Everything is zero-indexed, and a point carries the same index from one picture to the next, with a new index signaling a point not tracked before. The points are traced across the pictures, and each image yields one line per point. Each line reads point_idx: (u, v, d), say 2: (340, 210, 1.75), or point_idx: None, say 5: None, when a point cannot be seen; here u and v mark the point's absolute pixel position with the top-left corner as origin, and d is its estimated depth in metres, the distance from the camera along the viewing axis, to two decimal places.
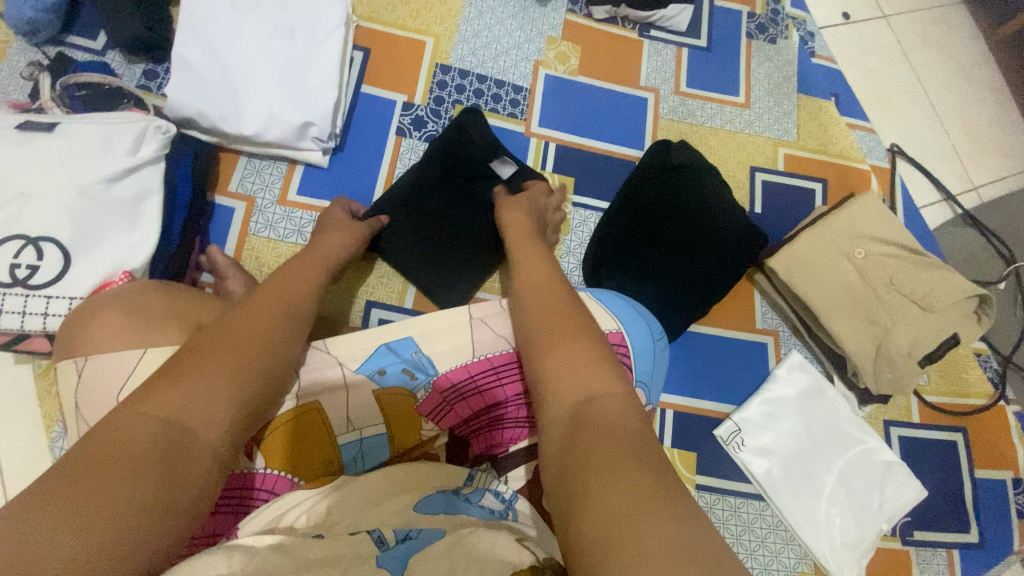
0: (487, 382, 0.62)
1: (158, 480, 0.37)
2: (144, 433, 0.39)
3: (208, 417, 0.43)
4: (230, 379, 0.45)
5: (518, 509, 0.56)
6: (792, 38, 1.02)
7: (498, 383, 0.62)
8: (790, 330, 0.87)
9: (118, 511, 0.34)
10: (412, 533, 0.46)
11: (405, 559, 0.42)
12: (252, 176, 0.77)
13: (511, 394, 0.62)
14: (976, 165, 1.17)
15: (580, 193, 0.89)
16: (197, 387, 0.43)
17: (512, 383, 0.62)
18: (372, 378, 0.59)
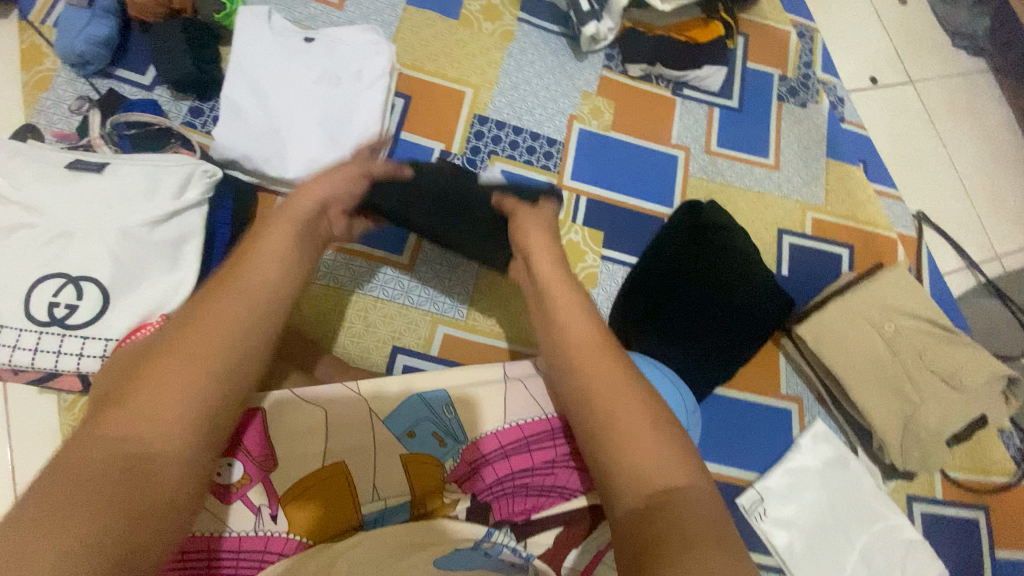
0: (519, 450, 0.61)
1: (113, 517, 0.33)
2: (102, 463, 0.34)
3: (169, 431, 0.37)
4: (197, 378, 0.39)
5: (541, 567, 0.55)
6: (823, 102, 1.04)
7: (531, 452, 0.61)
8: (814, 398, 0.86)
9: (61, 559, 0.30)
10: None
11: None
12: None
13: (543, 463, 0.61)
14: (1000, 233, 1.17)
15: (609, 246, 0.89)
16: (156, 399, 0.37)
17: (545, 452, 0.61)
18: (401, 442, 0.60)
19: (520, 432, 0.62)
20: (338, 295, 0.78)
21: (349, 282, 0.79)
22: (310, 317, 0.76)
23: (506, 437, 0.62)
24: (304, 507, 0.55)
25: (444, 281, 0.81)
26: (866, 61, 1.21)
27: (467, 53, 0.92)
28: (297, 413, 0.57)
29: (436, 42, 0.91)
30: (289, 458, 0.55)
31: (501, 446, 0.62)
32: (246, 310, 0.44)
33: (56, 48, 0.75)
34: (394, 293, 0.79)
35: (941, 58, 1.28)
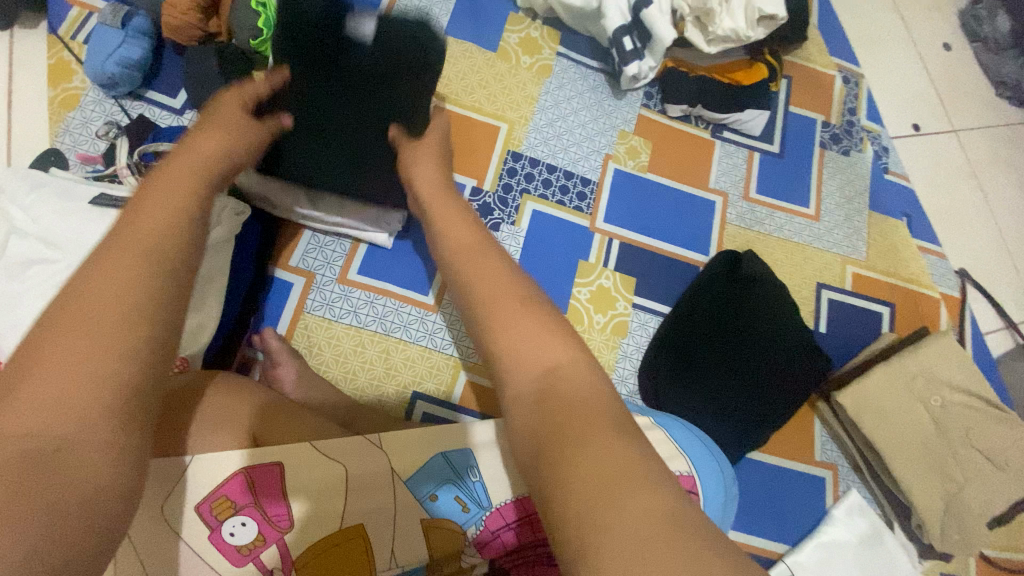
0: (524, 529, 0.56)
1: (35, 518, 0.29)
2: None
3: (82, 418, 0.33)
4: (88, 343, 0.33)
5: None
6: (866, 151, 1.00)
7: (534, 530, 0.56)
8: (850, 465, 0.82)
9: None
10: None
11: None
12: (315, 252, 0.75)
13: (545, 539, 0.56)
14: None
15: (641, 294, 0.85)
16: (60, 380, 0.33)
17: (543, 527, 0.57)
18: (422, 505, 0.54)
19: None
20: (360, 334, 0.74)
21: (372, 321, 0.74)
22: (330, 357, 0.72)
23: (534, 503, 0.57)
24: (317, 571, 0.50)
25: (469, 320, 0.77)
26: (909, 107, 1.18)
27: (503, 87, 0.90)
28: (312, 466, 0.52)
29: (473, 74, 0.89)
30: (305, 521, 0.51)
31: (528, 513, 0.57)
32: (157, 263, 0.39)
33: (87, 69, 0.74)
34: (418, 335, 0.75)
35: (985, 107, 1.24)
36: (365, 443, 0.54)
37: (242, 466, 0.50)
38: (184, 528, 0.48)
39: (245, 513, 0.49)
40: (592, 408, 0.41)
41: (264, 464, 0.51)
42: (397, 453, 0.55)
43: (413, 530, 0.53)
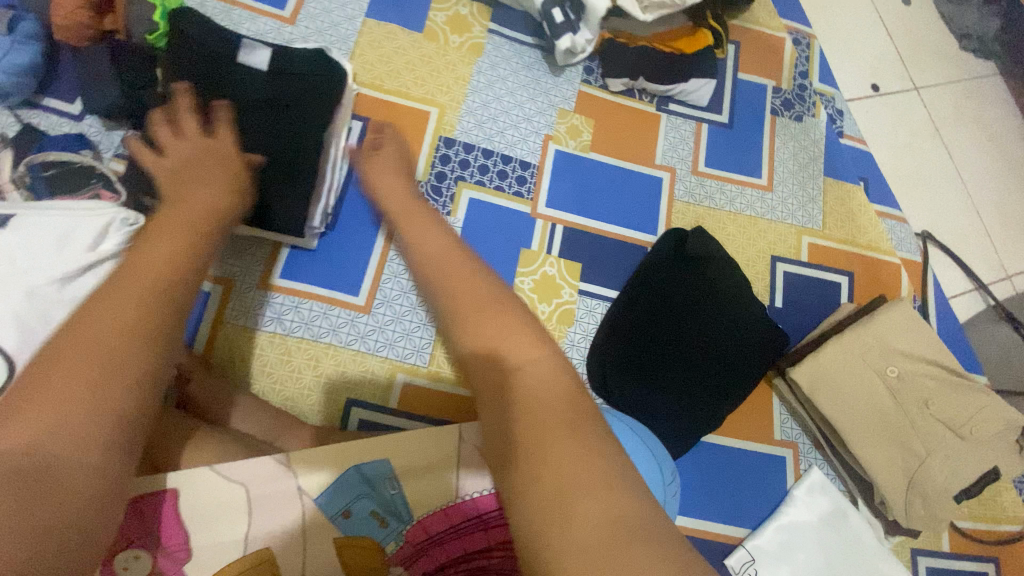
0: (469, 530, 0.55)
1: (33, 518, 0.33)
2: (9, 455, 0.34)
3: (84, 432, 0.36)
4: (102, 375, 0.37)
5: None
6: (820, 116, 0.96)
7: (482, 532, 0.54)
8: (811, 442, 0.79)
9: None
10: None
11: None
12: (234, 258, 0.71)
13: (496, 544, 0.54)
14: (1010, 250, 1.10)
15: (587, 280, 0.82)
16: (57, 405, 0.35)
17: (497, 531, 0.54)
18: (335, 522, 0.52)
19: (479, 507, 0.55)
20: (287, 341, 0.70)
21: (299, 327, 0.71)
22: (254, 368, 0.68)
23: (471, 510, 0.54)
24: None
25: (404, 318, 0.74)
26: (867, 67, 1.14)
27: (432, 70, 0.85)
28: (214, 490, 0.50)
29: (399, 58, 0.84)
30: (208, 546, 0.48)
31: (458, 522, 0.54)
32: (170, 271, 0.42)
33: None
34: (348, 339, 0.72)
35: (947, 61, 1.20)
36: (273, 465, 0.51)
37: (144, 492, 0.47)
38: None
39: (140, 546, 0.47)
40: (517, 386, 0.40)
41: (155, 491, 0.48)
42: (308, 468, 0.52)
43: (325, 545, 0.51)
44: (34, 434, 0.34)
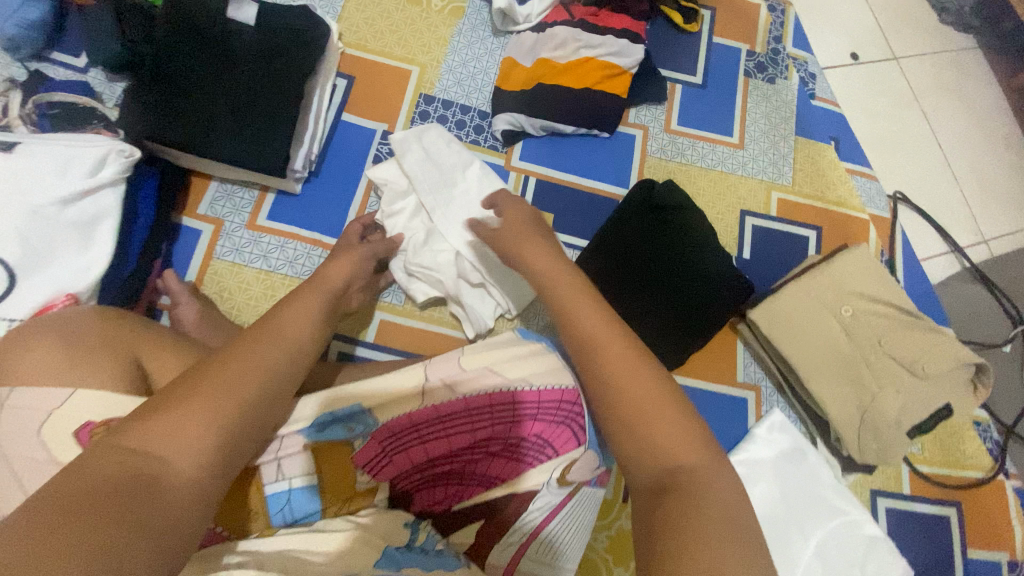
0: (504, 413, 0.57)
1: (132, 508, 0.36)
2: (113, 469, 0.37)
3: (190, 446, 0.41)
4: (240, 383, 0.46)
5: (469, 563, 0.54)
6: (792, 79, 0.99)
7: (534, 413, 0.58)
8: (773, 386, 0.82)
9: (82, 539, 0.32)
10: None
11: None
12: (223, 200, 0.76)
13: (537, 429, 0.57)
14: (988, 215, 1.11)
15: (560, 229, 0.86)
16: (192, 413, 0.42)
17: (549, 416, 0.58)
18: (308, 434, 0.55)
19: (513, 397, 0.58)
20: (272, 277, 0.75)
21: (283, 265, 0.75)
22: (241, 301, 0.73)
23: (446, 408, 0.58)
24: None
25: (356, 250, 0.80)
26: (845, 37, 1.16)
27: (415, 31, 0.89)
28: None
29: (382, 20, 0.88)
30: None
31: (440, 415, 0.57)
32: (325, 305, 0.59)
33: None
34: None
35: (927, 32, 1.22)
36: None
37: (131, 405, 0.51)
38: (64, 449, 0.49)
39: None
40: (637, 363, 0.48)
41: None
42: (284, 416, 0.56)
43: (300, 452, 0.55)
44: (149, 447, 0.39)
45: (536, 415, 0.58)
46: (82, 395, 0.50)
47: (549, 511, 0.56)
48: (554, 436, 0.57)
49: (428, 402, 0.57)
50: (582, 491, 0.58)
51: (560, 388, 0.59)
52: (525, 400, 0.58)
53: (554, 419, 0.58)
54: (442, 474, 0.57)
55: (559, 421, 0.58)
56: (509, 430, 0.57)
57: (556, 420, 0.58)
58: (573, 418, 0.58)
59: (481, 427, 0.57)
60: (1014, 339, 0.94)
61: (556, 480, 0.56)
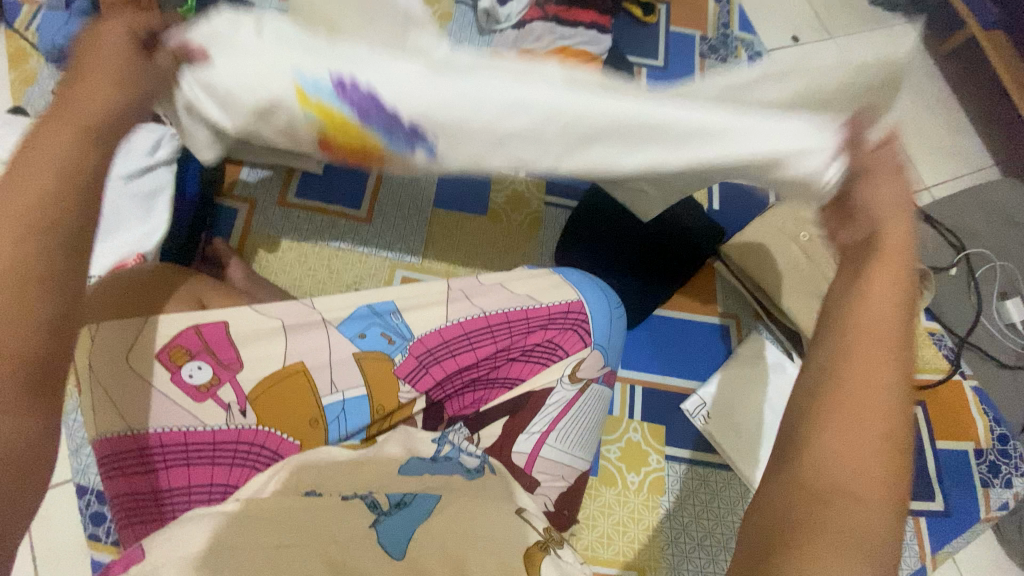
0: (519, 328, 0.69)
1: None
2: None
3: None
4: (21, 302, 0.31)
5: (492, 464, 0.65)
6: (741, 57, 1.14)
7: (546, 326, 0.69)
8: (751, 314, 0.92)
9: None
10: (405, 500, 0.55)
11: (403, 537, 0.50)
12: (256, 182, 0.87)
13: (549, 338, 0.69)
14: (927, 166, 1.26)
15: (552, 193, 0.95)
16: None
17: (558, 328, 0.70)
18: (353, 341, 0.64)
19: (526, 313, 0.69)
20: (304, 246, 0.85)
21: (311, 235, 0.85)
22: (276, 267, 0.83)
23: (470, 325, 0.67)
24: (267, 406, 0.60)
25: (335, 230, 0.86)
26: (784, 26, 1.34)
27: None
28: (261, 330, 0.61)
29: None
30: (250, 359, 0.60)
31: (466, 332, 0.67)
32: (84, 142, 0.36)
33: (41, 47, 0.85)
34: (354, 243, 0.86)
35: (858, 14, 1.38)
36: (308, 309, 0.64)
37: (199, 320, 0.59)
38: (145, 368, 0.57)
39: (200, 358, 0.59)
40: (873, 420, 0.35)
41: (210, 321, 0.59)
42: (328, 307, 0.65)
43: (347, 362, 0.63)
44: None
45: (546, 324, 0.69)
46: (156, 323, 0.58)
47: (562, 405, 0.69)
48: (562, 341, 0.70)
49: (455, 322, 0.67)
50: (589, 386, 0.71)
51: (566, 302, 0.71)
52: (536, 314, 0.69)
53: (562, 327, 0.70)
54: (471, 380, 0.69)
55: (568, 333, 0.70)
56: (524, 339, 0.69)
57: (561, 335, 0.70)
58: (576, 325, 0.70)
59: (500, 339, 0.68)
60: (958, 263, 1.06)
61: (567, 377, 0.69)
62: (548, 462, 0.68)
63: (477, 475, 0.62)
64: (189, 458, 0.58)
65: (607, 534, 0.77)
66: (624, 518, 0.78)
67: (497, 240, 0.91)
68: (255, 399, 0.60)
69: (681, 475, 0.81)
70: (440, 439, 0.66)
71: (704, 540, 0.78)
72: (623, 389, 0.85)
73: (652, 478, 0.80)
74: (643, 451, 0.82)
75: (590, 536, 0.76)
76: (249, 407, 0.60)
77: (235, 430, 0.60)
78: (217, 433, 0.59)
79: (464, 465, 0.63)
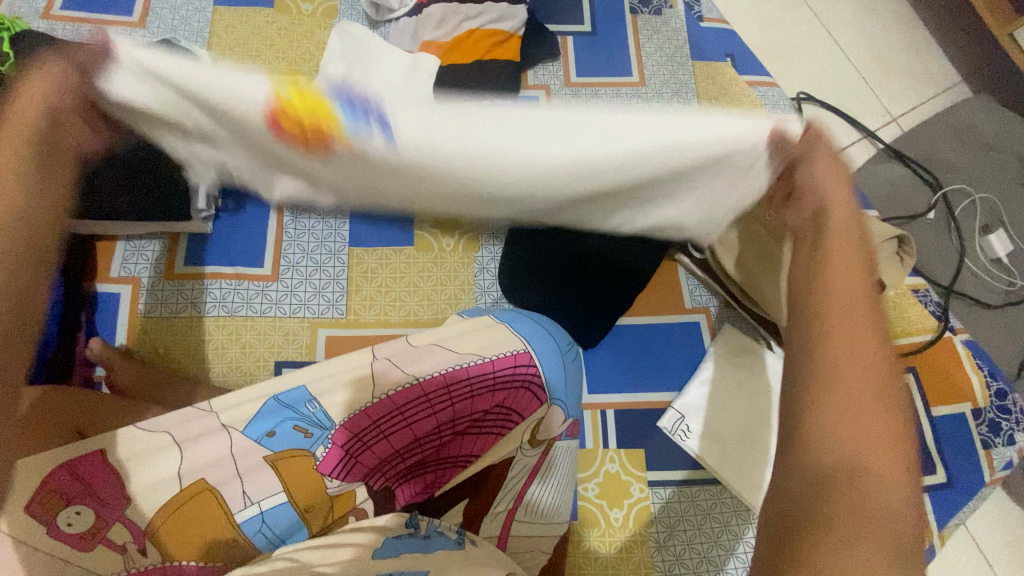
0: (462, 394, 0.59)
1: None
2: None
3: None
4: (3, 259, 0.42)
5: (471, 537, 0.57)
6: (677, 6, 0.99)
7: (493, 389, 0.60)
8: (721, 304, 0.84)
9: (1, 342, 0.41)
10: None
11: None
12: (133, 258, 0.76)
13: (501, 403, 0.60)
14: (892, 94, 1.14)
15: None
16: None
17: (507, 391, 0.61)
18: (261, 444, 0.54)
19: (467, 373, 0.59)
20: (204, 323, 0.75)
21: (212, 307, 0.75)
22: (179, 353, 0.73)
23: (402, 398, 0.58)
24: (171, 537, 0.49)
25: (242, 299, 0.76)
26: None
27: (292, 41, 0.87)
28: (148, 454, 0.51)
29: (256, 37, 0.86)
30: (139, 488, 0.49)
31: (397, 407, 0.57)
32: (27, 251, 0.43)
33: None
34: (263, 308, 0.76)
35: None
36: (203, 413, 0.55)
37: (67, 461, 0.49)
38: None
39: (79, 501, 0.48)
40: (888, 439, 0.37)
41: (84, 453, 0.49)
42: (227, 409, 0.55)
43: (260, 468, 0.53)
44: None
45: (492, 383, 0.60)
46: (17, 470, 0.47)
47: (527, 475, 0.64)
48: (515, 403, 0.61)
49: (383, 398, 0.57)
50: (553, 445, 0.65)
51: (512, 354, 0.62)
52: (478, 373, 0.60)
53: (510, 386, 0.61)
54: (416, 466, 0.60)
55: (521, 395, 0.61)
56: (469, 407, 0.60)
57: (511, 397, 0.61)
58: (526, 377, 0.61)
59: (441, 410, 0.58)
60: (936, 204, 0.98)
61: (528, 443, 0.63)
62: (523, 535, 0.64)
63: (460, 547, 0.55)
64: None
65: None
66: (613, 559, 0.72)
67: (428, 274, 0.81)
68: (157, 533, 0.49)
69: (668, 501, 0.75)
70: (410, 521, 0.56)
71: (695, 566, 0.72)
72: (593, 416, 0.78)
73: (637, 510, 0.74)
74: (623, 482, 0.75)
75: None
76: (150, 543, 0.49)
77: (140, 573, 0.48)
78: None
79: (446, 540, 0.55)
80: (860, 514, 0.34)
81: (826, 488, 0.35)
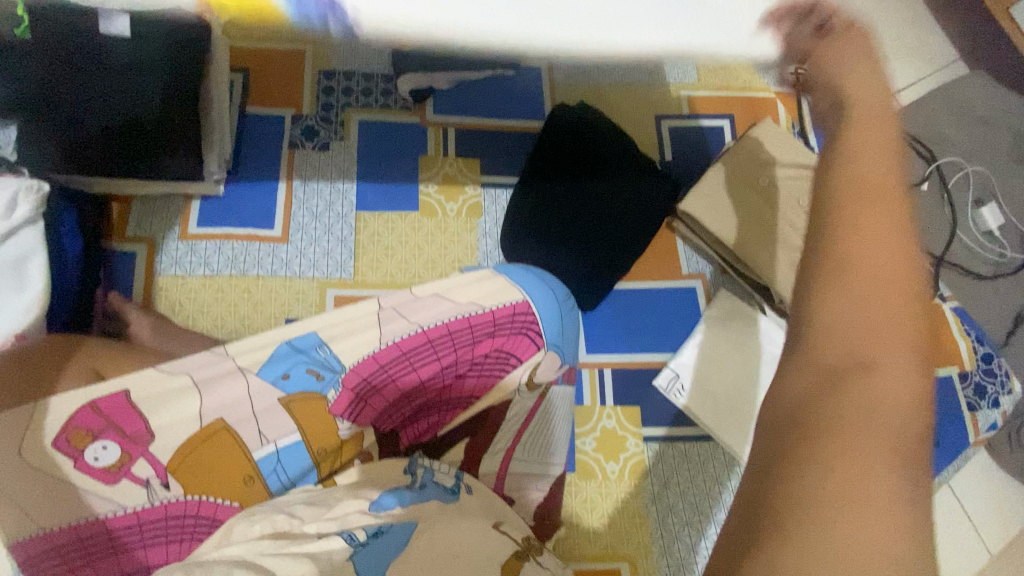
0: (464, 340, 0.62)
1: None
2: None
3: None
4: None
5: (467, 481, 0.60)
6: None
7: (494, 334, 0.63)
8: (717, 270, 0.86)
9: None
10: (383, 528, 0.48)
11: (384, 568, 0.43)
12: (150, 218, 0.79)
13: (501, 347, 0.64)
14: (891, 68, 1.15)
15: (488, 174, 0.87)
16: None
17: (507, 336, 0.64)
18: (276, 385, 0.57)
19: (469, 321, 0.62)
20: (217, 282, 0.78)
21: (225, 266, 0.78)
22: (194, 310, 0.76)
23: (408, 344, 0.61)
24: (191, 473, 0.52)
25: (253, 259, 0.79)
26: None
27: None
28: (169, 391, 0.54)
29: None
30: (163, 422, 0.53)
31: (403, 352, 0.60)
32: None
33: None
34: (274, 267, 0.79)
35: None
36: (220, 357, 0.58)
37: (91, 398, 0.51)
38: None
39: (104, 436, 0.50)
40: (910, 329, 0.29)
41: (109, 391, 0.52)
42: (244, 354, 0.58)
43: (276, 408, 0.56)
44: None
45: (492, 330, 0.63)
46: (49, 402, 0.50)
47: (523, 418, 0.66)
48: (514, 348, 0.64)
49: (390, 343, 0.60)
50: (549, 391, 0.68)
51: (511, 303, 0.64)
52: (480, 321, 0.63)
53: (510, 332, 0.64)
54: (421, 406, 0.63)
55: (520, 340, 0.64)
56: (470, 352, 0.62)
57: (511, 343, 0.64)
58: (526, 327, 0.65)
59: (444, 355, 0.61)
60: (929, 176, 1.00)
61: (526, 386, 0.65)
62: (519, 477, 0.66)
63: (455, 495, 0.58)
64: (111, 547, 0.50)
65: (592, 530, 0.74)
66: (608, 510, 0.75)
67: (433, 237, 0.84)
68: (178, 468, 0.52)
69: (662, 456, 0.78)
70: (410, 469, 0.59)
71: (687, 518, 0.75)
72: (591, 375, 0.80)
73: (632, 464, 0.77)
74: (619, 437, 0.78)
75: (576, 534, 0.73)
76: (172, 478, 0.52)
77: (161, 504, 0.51)
78: (136, 514, 0.50)
79: (441, 486, 0.58)
80: (874, 348, 0.28)
81: (843, 340, 0.29)
